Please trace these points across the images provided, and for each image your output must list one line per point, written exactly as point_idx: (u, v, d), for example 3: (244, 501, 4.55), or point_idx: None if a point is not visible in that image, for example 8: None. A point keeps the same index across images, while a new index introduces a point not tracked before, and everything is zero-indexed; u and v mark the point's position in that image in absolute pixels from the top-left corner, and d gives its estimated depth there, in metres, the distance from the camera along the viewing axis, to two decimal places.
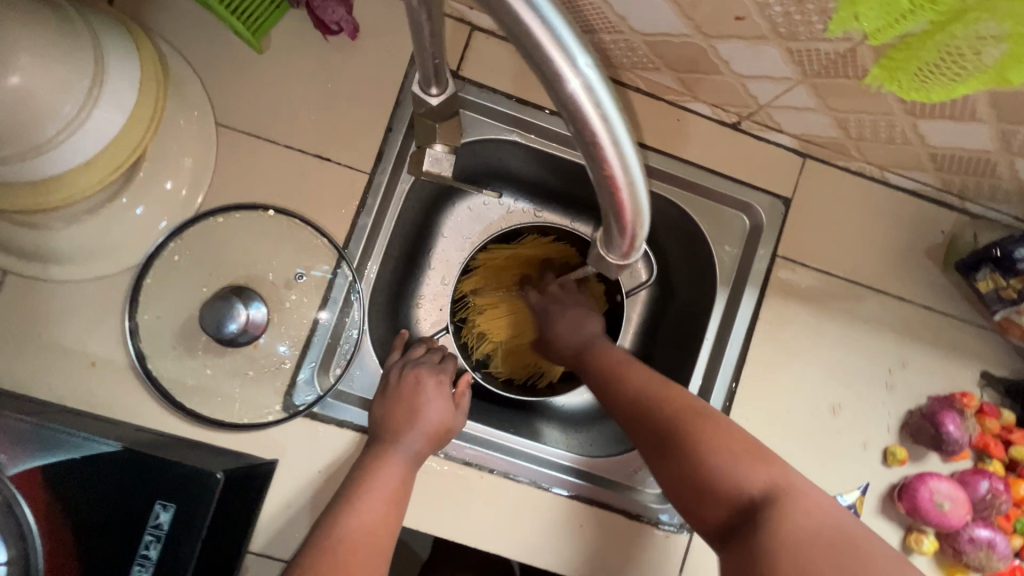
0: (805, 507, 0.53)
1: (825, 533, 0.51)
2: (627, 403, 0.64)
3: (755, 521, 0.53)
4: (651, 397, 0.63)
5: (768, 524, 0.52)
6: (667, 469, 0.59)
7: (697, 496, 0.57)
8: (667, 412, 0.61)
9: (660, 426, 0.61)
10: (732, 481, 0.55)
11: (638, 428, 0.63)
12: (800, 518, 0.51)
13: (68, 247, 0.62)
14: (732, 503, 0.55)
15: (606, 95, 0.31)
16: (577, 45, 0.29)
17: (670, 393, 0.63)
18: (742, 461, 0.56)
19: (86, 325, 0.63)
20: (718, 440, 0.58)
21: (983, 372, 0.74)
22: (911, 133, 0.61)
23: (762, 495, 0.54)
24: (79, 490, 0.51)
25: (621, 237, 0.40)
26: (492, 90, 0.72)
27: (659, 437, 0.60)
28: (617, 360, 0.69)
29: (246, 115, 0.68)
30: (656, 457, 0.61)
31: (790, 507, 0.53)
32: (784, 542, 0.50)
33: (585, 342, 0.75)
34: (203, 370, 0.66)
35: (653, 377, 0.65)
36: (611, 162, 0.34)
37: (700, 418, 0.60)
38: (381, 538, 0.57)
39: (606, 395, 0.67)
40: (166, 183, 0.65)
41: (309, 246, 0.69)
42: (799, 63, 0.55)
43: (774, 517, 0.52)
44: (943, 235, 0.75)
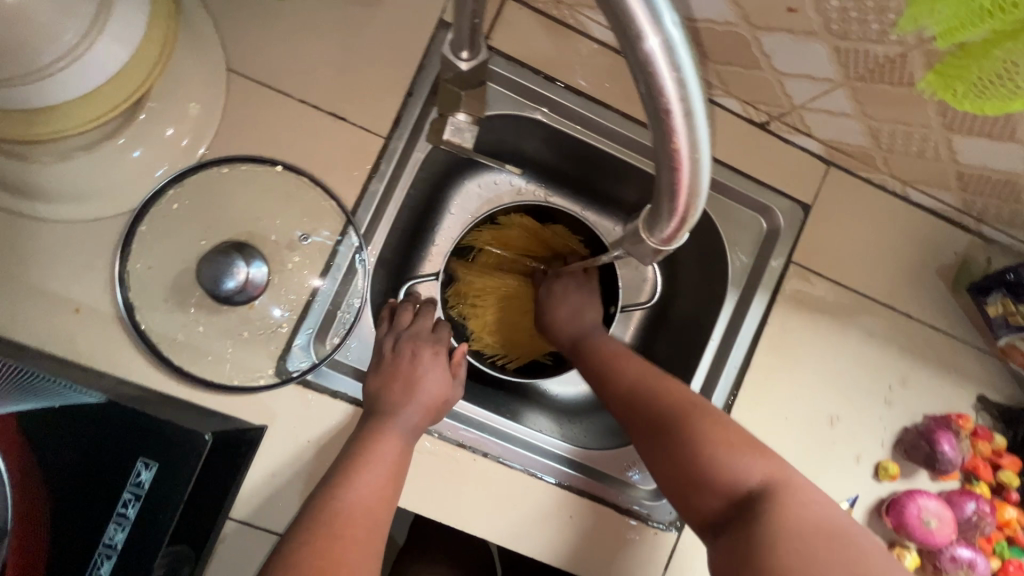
0: (806, 503, 0.51)
1: (826, 527, 0.49)
2: (621, 396, 0.64)
3: (750, 512, 0.51)
4: (647, 388, 0.62)
5: (762, 516, 0.50)
6: (657, 460, 0.59)
7: (688, 486, 0.56)
8: (661, 402, 0.60)
9: (653, 418, 0.60)
10: (727, 474, 0.54)
11: (635, 415, 0.62)
12: (797, 510, 0.50)
13: (57, 185, 0.58)
14: (727, 494, 0.54)
15: (686, 53, 0.29)
16: (663, 1, 0.27)
17: (671, 383, 0.62)
18: (738, 452, 0.55)
19: (72, 269, 0.59)
20: (713, 430, 0.57)
21: (979, 396, 0.75)
22: (943, 149, 0.60)
23: (759, 489, 0.52)
24: (57, 440, 0.48)
25: (670, 218, 0.39)
26: (520, 64, 0.69)
27: (651, 429, 0.60)
28: (612, 353, 0.68)
29: (261, 64, 0.64)
30: (649, 444, 0.60)
31: (785, 500, 0.51)
32: (782, 529, 0.48)
33: (584, 330, 0.74)
34: (194, 327, 0.63)
35: (650, 369, 0.65)
36: (679, 133, 0.32)
37: (696, 410, 0.59)
38: (377, 512, 0.56)
39: (602, 385, 0.66)
40: (166, 129, 0.61)
41: (316, 207, 0.66)
42: (845, 64, 0.54)
43: (770, 510, 0.50)
44: (955, 256, 0.76)
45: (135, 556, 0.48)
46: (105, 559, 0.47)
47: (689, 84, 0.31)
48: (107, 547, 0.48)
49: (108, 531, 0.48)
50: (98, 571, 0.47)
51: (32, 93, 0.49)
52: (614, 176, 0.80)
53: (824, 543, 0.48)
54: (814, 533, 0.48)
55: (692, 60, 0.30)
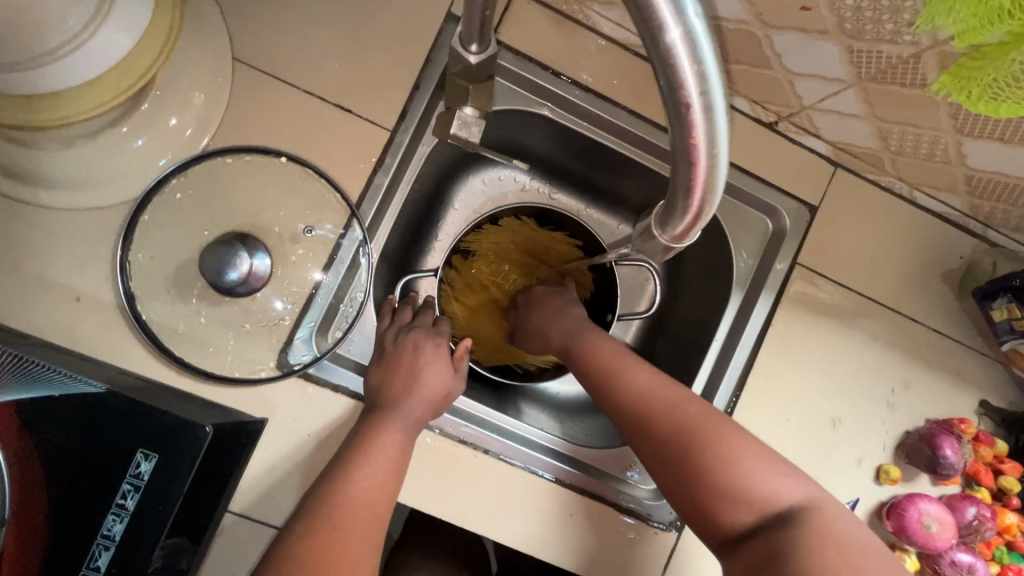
0: (837, 514, 0.52)
1: (859, 539, 0.50)
2: (636, 406, 0.59)
3: (786, 527, 0.51)
4: (667, 399, 0.59)
5: (802, 530, 0.50)
6: (677, 475, 0.56)
7: (715, 502, 0.54)
8: (684, 415, 0.57)
9: (673, 431, 0.57)
10: (758, 488, 0.53)
11: (651, 427, 0.58)
12: (832, 524, 0.50)
13: (59, 172, 0.57)
14: (757, 510, 0.53)
15: (708, 46, 0.29)
16: None
17: (688, 393, 0.60)
18: (766, 466, 0.54)
19: (73, 257, 0.59)
20: (738, 443, 0.55)
21: (981, 401, 0.75)
22: (953, 152, 0.60)
23: (791, 503, 0.52)
24: (57, 427, 0.48)
25: (683, 214, 0.38)
26: (529, 59, 0.68)
27: (673, 443, 0.57)
28: (617, 356, 0.64)
29: (266, 53, 0.63)
30: (670, 459, 0.57)
31: (817, 513, 0.51)
32: (824, 543, 0.48)
33: (571, 330, 0.70)
34: (196, 318, 0.62)
35: (660, 377, 0.62)
36: (698, 128, 0.32)
37: (720, 423, 0.57)
38: (379, 507, 0.55)
39: (608, 393, 0.62)
40: (170, 118, 0.61)
41: (321, 200, 0.65)
42: (857, 64, 0.53)
43: (808, 524, 0.50)
44: (961, 260, 0.75)
45: (134, 546, 0.48)
46: (103, 550, 0.47)
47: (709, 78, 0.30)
48: (105, 538, 0.47)
49: (107, 522, 0.47)
50: (96, 562, 0.47)
51: (34, 78, 0.48)
52: (619, 174, 0.79)
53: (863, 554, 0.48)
54: (851, 544, 0.49)
55: (714, 54, 0.29)
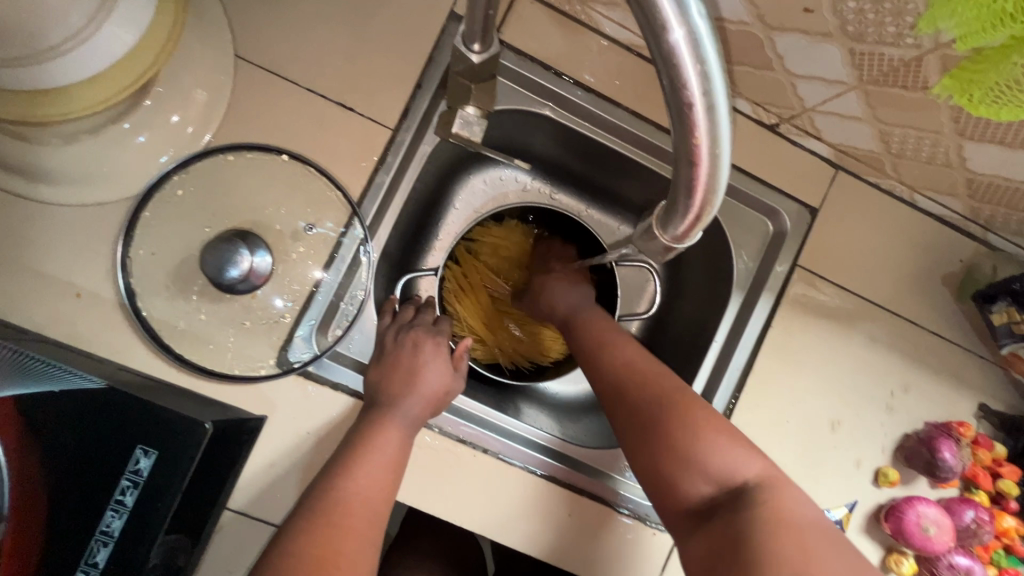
0: (794, 497, 0.52)
1: (812, 522, 0.50)
2: (615, 380, 0.61)
3: (741, 505, 0.51)
4: (640, 377, 0.61)
5: (755, 511, 0.50)
6: (642, 447, 0.58)
7: (676, 475, 0.55)
8: (654, 393, 0.59)
9: (647, 406, 0.59)
10: (719, 466, 0.54)
11: (623, 403, 0.60)
12: (785, 505, 0.51)
13: (61, 168, 0.57)
14: (716, 487, 0.54)
15: (712, 47, 0.29)
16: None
17: (664, 373, 0.61)
18: (730, 446, 0.55)
19: (73, 253, 0.59)
20: (708, 423, 0.56)
21: (980, 404, 0.75)
22: (954, 155, 0.60)
23: (750, 483, 0.53)
24: (56, 423, 0.47)
25: (685, 214, 0.38)
26: (531, 59, 0.68)
27: (644, 416, 0.58)
28: (606, 336, 0.67)
29: (268, 51, 0.63)
30: (637, 433, 0.58)
31: (776, 495, 0.51)
32: (776, 524, 0.49)
33: (581, 304, 0.74)
34: (196, 315, 0.62)
35: (645, 356, 0.64)
36: (700, 129, 0.32)
37: (689, 402, 0.58)
38: (377, 505, 0.55)
39: (591, 369, 0.64)
40: (171, 115, 0.61)
41: (322, 198, 0.65)
42: (859, 67, 0.53)
43: (763, 505, 0.51)
44: (961, 263, 0.75)
45: (132, 543, 0.48)
46: (101, 546, 0.47)
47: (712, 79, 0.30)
48: (103, 534, 0.47)
49: (105, 518, 0.47)
50: (94, 558, 0.47)
51: (34, 75, 0.48)
52: (621, 175, 0.79)
53: (815, 538, 0.48)
54: (807, 528, 0.49)
55: (717, 56, 0.29)
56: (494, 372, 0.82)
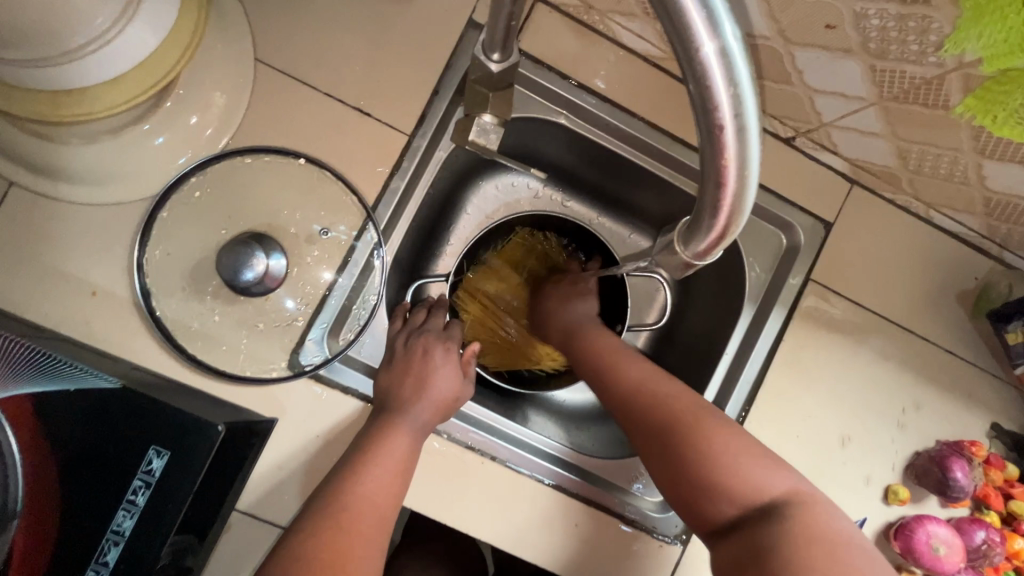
0: (816, 508, 0.52)
1: (837, 533, 0.50)
2: (628, 396, 0.62)
3: (769, 520, 0.51)
4: (650, 395, 0.61)
5: (784, 527, 0.50)
6: (663, 464, 0.58)
7: (698, 492, 0.56)
8: (665, 409, 0.59)
9: (662, 422, 0.59)
10: (743, 482, 0.54)
11: (638, 421, 0.61)
12: (806, 517, 0.51)
13: (80, 167, 0.58)
14: (738, 503, 0.54)
15: (743, 68, 0.29)
16: (723, 11, 0.27)
17: (673, 388, 0.61)
18: (746, 460, 0.55)
19: (91, 251, 0.59)
20: (726, 437, 0.56)
21: (992, 424, 0.74)
22: (973, 173, 0.59)
23: (776, 497, 0.53)
24: (71, 421, 0.48)
25: (708, 232, 0.38)
26: (549, 68, 0.69)
27: (659, 434, 0.59)
28: (611, 352, 0.67)
29: (289, 56, 0.64)
30: (654, 452, 0.59)
31: (796, 507, 0.52)
32: (804, 541, 0.49)
33: (572, 322, 0.74)
34: (210, 316, 0.63)
35: (657, 371, 0.64)
36: (729, 149, 0.32)
37: (701, 416, 0.58)
38: (386, 509, 0.55)
39: (603, 388, 0.65)
40: (190, 117, 0.61)
41: (337, 202, 0.66)
42: (880, 83, 0.53)
43: (790, 521, 0.51)
44: (975, 281, 0.75)
45: (142, 544, 0.48)
46: (112, 546, 0.47)
47: (743, 99, 0.30)
48: (114, 534, 0.48)
49: (117, 517, 0.48)
50: (104, 557, 0.47)
51: (62, 74, 0.49)
52: (635, 184, 0.79)
53: (843, 553, 0.49)
54: (834, 543, 0.49)
55: (748, 76, 0.30)
56: (502, 379, 0.82)
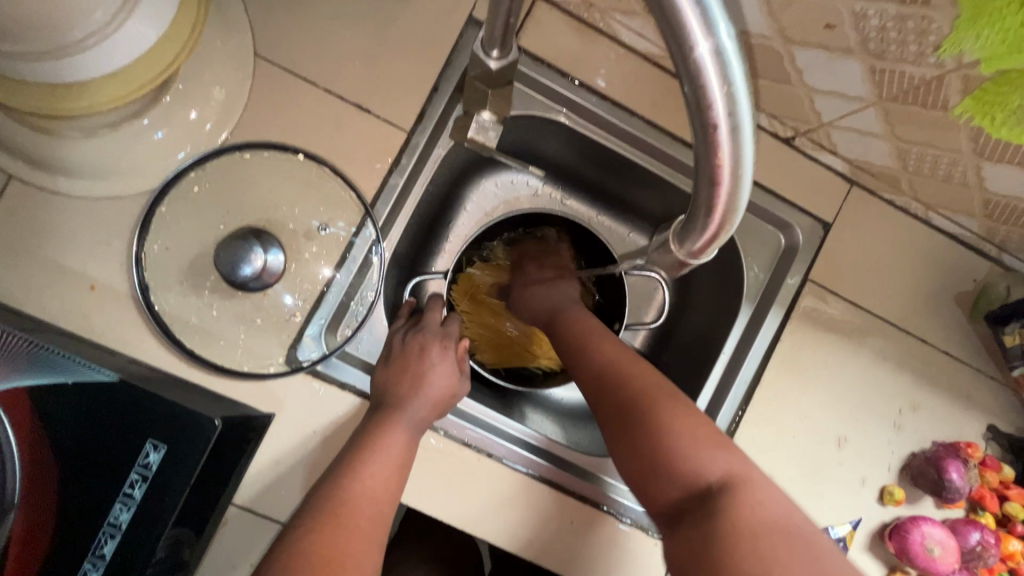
0: (762, 500, 0.51)
1: (779, 526, 0.49)
2: (592, 376, 0.61)
3: (709, 506, 0.51)
4: (615, 374, 0.60)
5: (722, 515, 0.50)
6: (621, 444, 0.58)
7: (650, 473, 0.56)
8: (629, 389, 0.59)
9: (621, 402, 0.58)
10: (692, 465, 0.54)
11: (601, 399, 0.60)
12: (751, 508, 0.50)
13: (79, 161, 0.58)
14: (686, 487, 0.54)
15: (737, 67, 0.29)
16: (718, 10, 0.27)
17: (641, 368, 0.60)
18: (701, 446, 0.54)
19: (90, 246, 0.59)
20: (680, 420, 0.56)
21: (989, 425, 0.74)
22: (972, 175, 0.59)
23: (721, 483, 0.52)
24: (69, 415, 0.48)
25: (703, 231, 0.38)
26: (549, 65, 0.69)
27: (619, 413, 0.58)
28: (586, 331, 0.66)
29: (289, 52, 0.64)
30: (613, 429, 0.59)
31: (741, 496, 0.51)
32: (735, 530, 0.49)
33: (556, 303, 0.72)
34: (208, 311, 0.63)
35: (626, 351, 0.63)
36: (723, 149, 0.32)
37: (663, 399, 0.57)
38: (383, 505, 0.56)
39: (573, 365, 0.64)
40: (190, 112, 0.61)
41: (336, 198, 0.66)
42: (879, 84, 0.53)
43: (726, 509, 0.50)
44: (974, 283, 0.75)
45: (139, 536, 0.48)
46: (109, 538, 0.48)
47: (738, 99, 0.30)
48: (111, 526, 0.48)
49: (114, 511, 0.48)
50: (101, 550, 0.48)
51: (61, 68, 0.49)
52: (634, 183, 0.79)
53: (780, 541, 0.48)
54: (768, 534, 0.48)
55: (743, 75, 0.30)
56: (499, 376, 0.82)
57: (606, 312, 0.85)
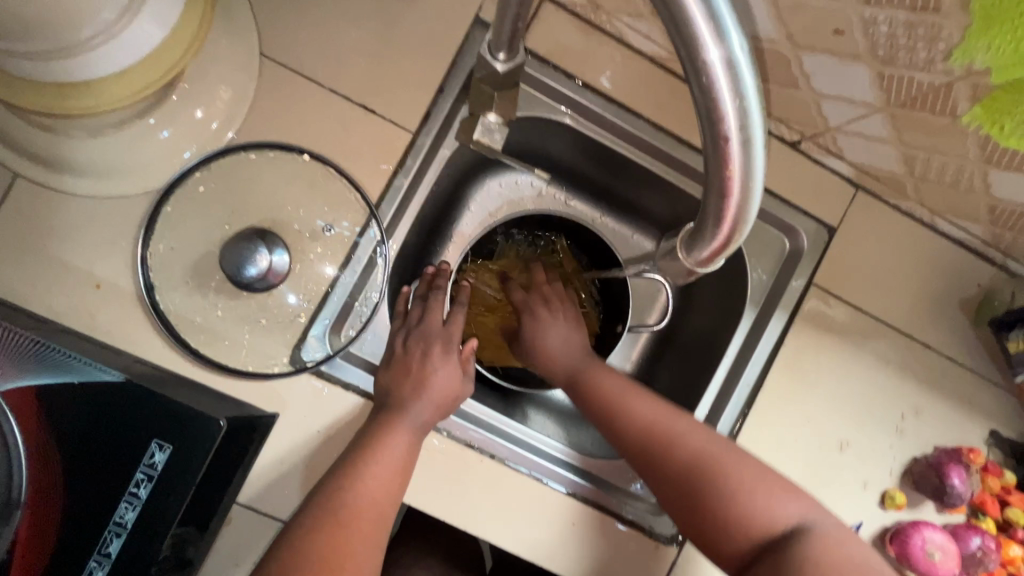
0: (830, 537, 0.55)
1: (854, 561, 0.53)
2: (641, 434, 0.63)
3: (788, 549, 0.54)
4: (667, 430, 0.62)
5: (803, 554, 0.53)
6: (684, 498, 0.60)
7: (718, 526, 0.57)
8: (685, 444, 0.61)
9: (678, 458, 0.61)
10: (760, 513, 0.57)
11: (657, 456, 0.62)
12: (829, 547, 0.53)
13: (85, 160, 0.58)
14: (758, 535, 0.56)
15: (749, 79, 0.29)
16: (731, 20, 0.27)
17: (686, 423, 0.63)
18: (762, 493, 0.58)
19: (95, 244, 0.59)
20: (738, 470, 0.59)
21: (991, 431, 0.74)
22: (978, 181, 0.59)
23: (789, 526, 0.56)
24: (75, 414, 0.48)
25: (711, 240, 0.38)
26: (555, 67, 0.68)
27: (679, 468, 0.61)
28: (624, 387, 0.67)
29: (295, 52, 0.64)
30: (673, 485, 0.60)
31: (814, 537, 0.54)
32: (821, 573, 0.51)
33: (575, 362, 0.72)
34: (213, 310, 0.63)
35: (665, 407, 0.65)
36: (734, 160, 0.32)
37: (719, 449, 0.61)
38: (386, 507, 0.56)
39: (615, 423, 0.65)
40: (195, 111, 0.61)
41: (341, 199, 0.66)
42: (887, 90, 0.53)
43: (808, 549, 0.53)
44: (978, 288, 0.75)
45: (145, 535, 0.49)
46: (115, 537, 0.48)
47: (749, 110, 0.30)
48: (117, 525, 0.48)
49: (119, 510, 0.48)
50: (107, 549, 0.48)
51: (67, 68, 0.49)
52: (639, 185, 0.79)
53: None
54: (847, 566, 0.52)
55: (755, 87, 0.30)
56: (501, 376, 0.82)
57: (607, 314, 0.85)
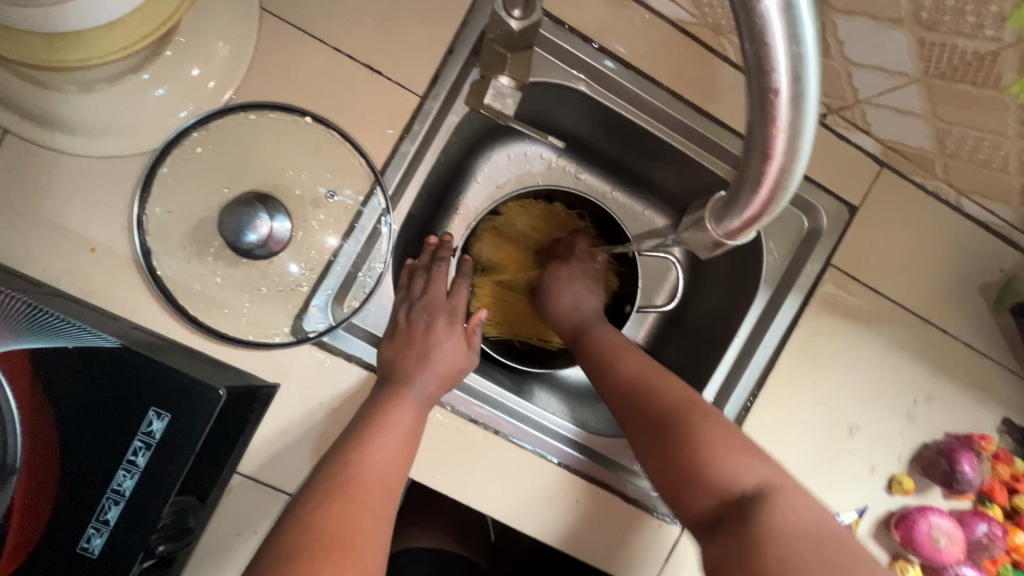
0: (801, 505, 0.51)
1: (817, 528, 0.50)
2: (624, 388, 0.63)
3: (753, 508, 0.52)
4: (648, 387, 0.61)
5: (763, 517, 0.50)
6: (655, 454, 0.59)
7: (684, 484, 0.56)
8: (664, 402, 0.60)
9: (655, 415, 0.60)
10: (729, 473, 0.54)
11: (636, 413, 0.61)
12: (795, 513, 0.51)
13: (77, 116, 0.55)
14: (725, 496, 0.54)
15: (808, 24, 0.26)
16: None
17: (671, 382, 0.62)
18: (737, 457, 0.55)
19: (89, 206, 0.57)
20: (712, 429, 0.57)
21: (1004, 418, 0.73)
22: (1012, 160, 0.57)
23: (757, 491, 0.53)
24: (71, 380, 0.47)
25: (745, 209, 0.37)
26: (572, 30, 0.65)
27: (654, 424, 0.59)
28: (614, 346, 0.67)
29: (297, 7, 0.60)
30: (647, 441, 0.60)
31: (781, 502, 0.52)
32: (780, 535, 0.49)
33: (585, 319, 0.73)
34: (212, 277, 0.61)
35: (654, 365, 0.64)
36: (781, 118, 0.30)
37: (696, 411, 0.58)
38: (392, 481, 0.55)
39: (601, 378, 0.65)
40: (192, 68, 0.58)
41: (346, 165, 0.63)
42: (927, 58, 0.50)
43: (767, 513, 0.51)
44: (1001, 273, 0.73)
45: (143, 504, 0.48)
46: (113, 504, 0.47)
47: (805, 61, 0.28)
48: (115, 493, 0.47)
49: (117, 478, 0.47)
50: (105, 515, 0.47)
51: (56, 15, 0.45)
52: (652, 157, 0.76)
53: (819, 546, 0.48)
54: (805, 539, 0.49)
55: (814, 33, 0.27)
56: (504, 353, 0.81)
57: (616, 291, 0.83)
